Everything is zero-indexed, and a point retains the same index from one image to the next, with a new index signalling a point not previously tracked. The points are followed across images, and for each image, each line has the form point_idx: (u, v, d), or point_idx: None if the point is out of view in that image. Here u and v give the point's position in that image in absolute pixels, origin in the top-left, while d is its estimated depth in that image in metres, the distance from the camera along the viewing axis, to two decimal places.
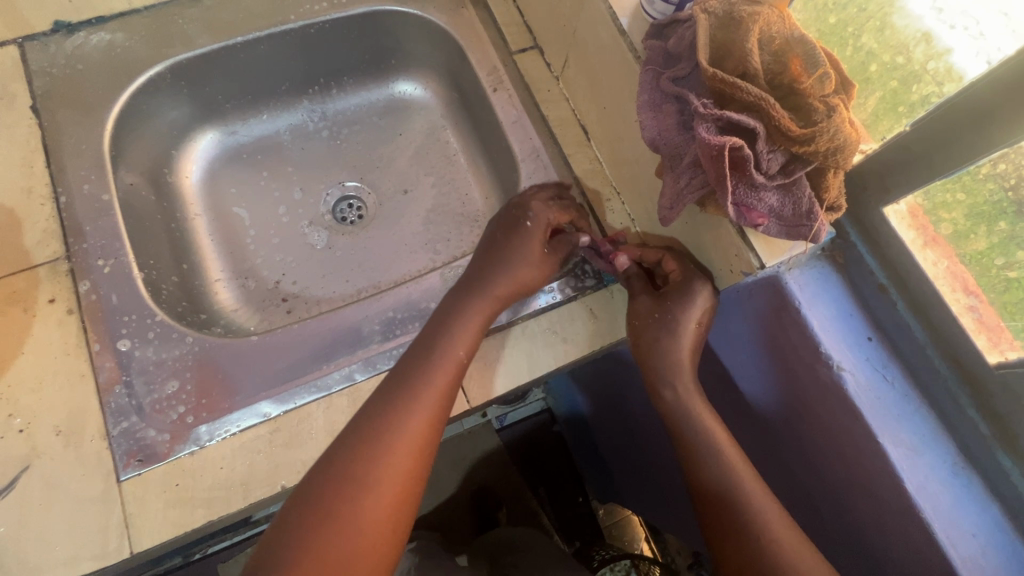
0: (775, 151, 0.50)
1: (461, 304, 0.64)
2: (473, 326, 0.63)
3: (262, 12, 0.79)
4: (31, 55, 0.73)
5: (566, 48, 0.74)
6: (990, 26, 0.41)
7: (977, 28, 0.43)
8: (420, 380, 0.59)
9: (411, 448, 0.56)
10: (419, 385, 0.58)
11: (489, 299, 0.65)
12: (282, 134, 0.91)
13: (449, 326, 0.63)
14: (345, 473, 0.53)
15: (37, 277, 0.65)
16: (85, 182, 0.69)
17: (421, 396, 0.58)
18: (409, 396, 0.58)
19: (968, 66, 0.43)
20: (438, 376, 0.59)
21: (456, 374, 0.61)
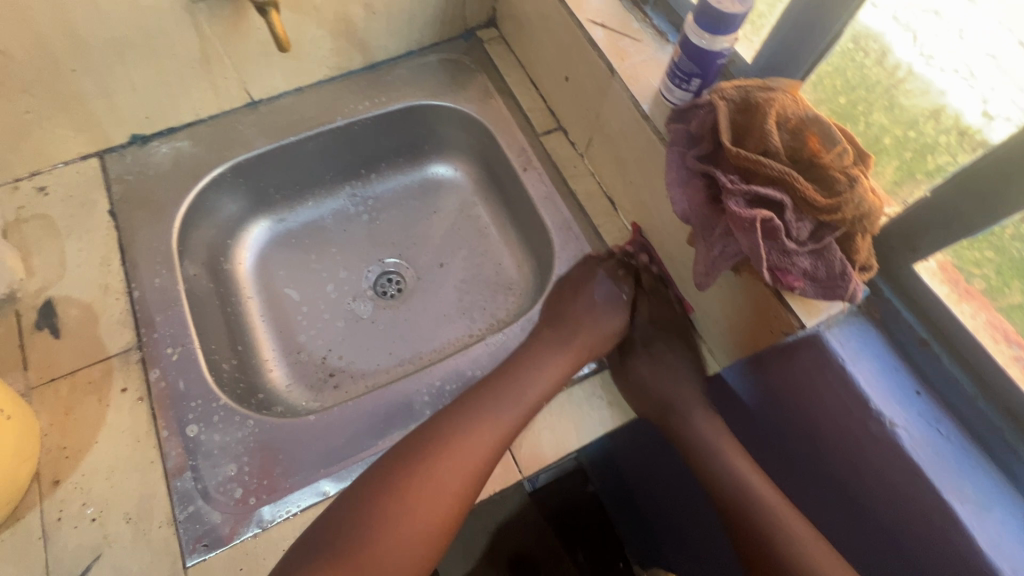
0: (804, 219, 0.53)
1: (542, 357, 0.72)
2: (551, 376, 0.70)
3: (312, 114, 0.88)
4: (111, 164, 0.82)
5: (591, 129, 0.80)
6: (980, 67, 0.48)
7: (966, 70, 0.49)
8: (477, 423, 0.66)
9: (463, 479, 0.64)
10: (476, 426, 0.66)
11: (571, 354, 0.73)
12: (325, 218, 0.97)
13: (532, 367, 0.70)
14: (390, 502, 0.61)
15: (111, 367, 0.69)
16: (157, 277, 0.75)
17: (476, 434, 0.65)
18: (466, 421, 0.66)
19: (964, 105, 0.50)
20: (502, 426, 0.66)
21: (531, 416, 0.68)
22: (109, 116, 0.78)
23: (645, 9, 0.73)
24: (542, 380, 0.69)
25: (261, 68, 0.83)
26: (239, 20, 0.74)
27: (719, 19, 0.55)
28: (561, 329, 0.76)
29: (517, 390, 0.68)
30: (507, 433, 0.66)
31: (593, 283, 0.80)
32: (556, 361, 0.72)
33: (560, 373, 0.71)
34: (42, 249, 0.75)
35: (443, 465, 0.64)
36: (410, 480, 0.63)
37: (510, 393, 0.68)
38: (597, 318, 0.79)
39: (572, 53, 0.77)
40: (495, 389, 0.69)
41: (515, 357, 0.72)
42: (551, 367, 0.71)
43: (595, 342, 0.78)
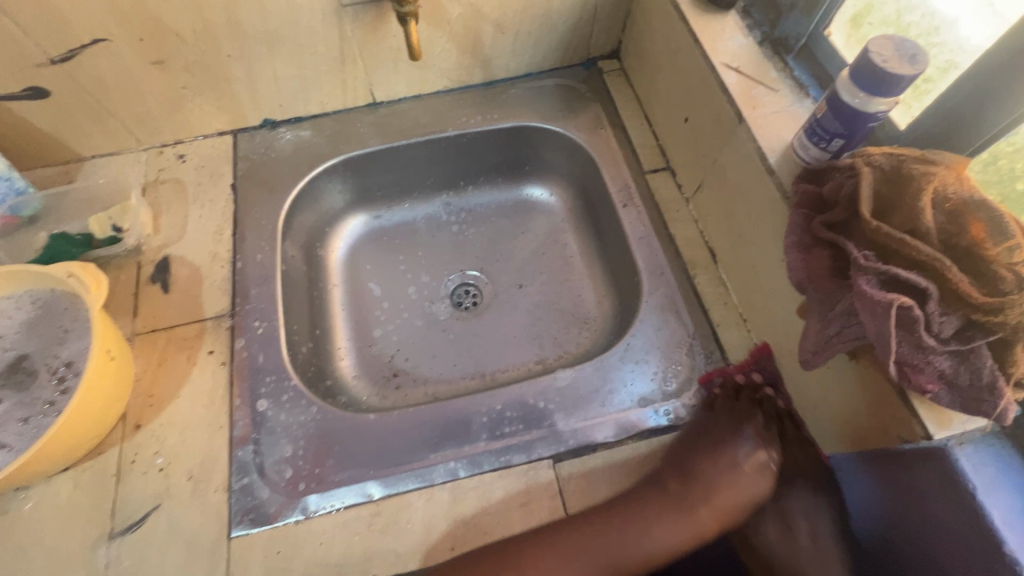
0: (949, 314, 0.46)
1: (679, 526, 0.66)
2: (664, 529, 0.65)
3: (426, 122, 0.91)
4: (241, 143, 0.89)
5: (703, 175, 0.76)
6: None
7: None
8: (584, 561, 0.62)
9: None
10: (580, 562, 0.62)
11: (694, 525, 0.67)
12: (418, 222, 1.00)
13: (653, 531, 0.65)
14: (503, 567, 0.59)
15: (204, 329, 0.74)
16: (259, 252, 0.80)
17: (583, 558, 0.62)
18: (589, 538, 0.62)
19: None
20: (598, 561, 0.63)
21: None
22: (249, 99, 0.84)
23: (786, 59, 0.68)
24: (654, 539, 0.65)
25: (389, 73, 0.87)
26: (378, 27, 0.78)
27: (880, 79, 0.49)
28: (688, 487, 0.67)
29: (621, 553, 0.63)
30: (627, 563, 0.64)
31: (736, 441, 0.69)
32: (677, 526, 0.66)
33: (674, 540, 0.66)
34: (170, 210, 0.82)
35: (554, 561, 0.61)
36: (520, 572, 0.60)
37: (615, 548, 0.63)
38: (732, 475, 0.68)
39: (698, 95, 0.73)
40: (604, 536, 0.62)
41: (638, 509, 0.64)
42: (670, 528, 0.66)
43: (734, 506, 0.68)
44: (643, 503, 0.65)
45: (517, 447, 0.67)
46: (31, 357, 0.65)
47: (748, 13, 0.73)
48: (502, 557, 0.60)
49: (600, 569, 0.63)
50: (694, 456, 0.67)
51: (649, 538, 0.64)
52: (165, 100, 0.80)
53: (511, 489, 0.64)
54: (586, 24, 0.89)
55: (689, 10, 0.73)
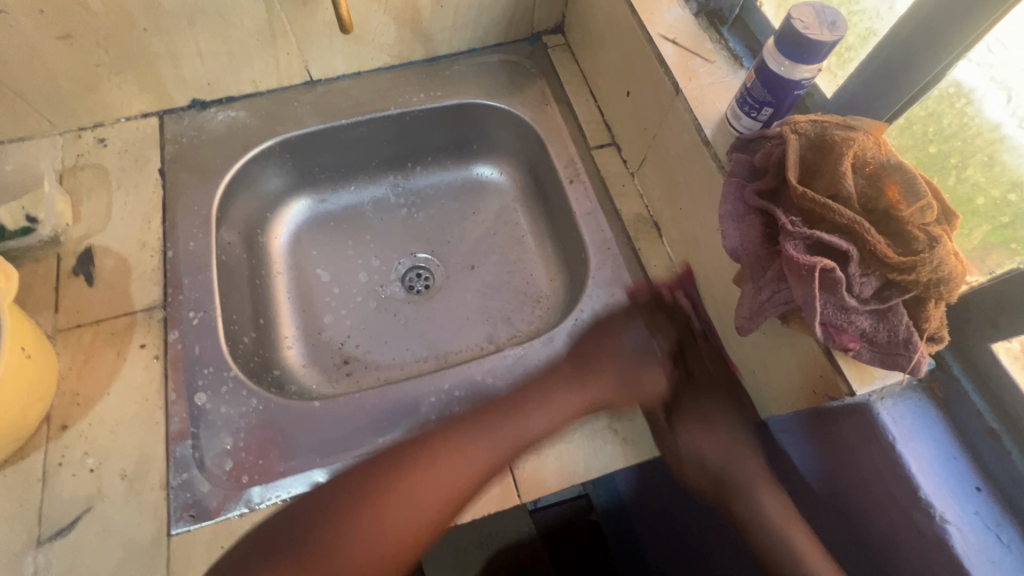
0: (869, 275, 0.48)
1: (561, 389, 0.69)
2: (544, 420, 0.66)
3: (367, 100, 0.88)
4: (168, 125, 0.84)
5: (646, 148, 0.77)
6: None
7: None
8: (456, 453, 0.62)
9: (414, 514, 0.60)
10: (454, 458, 0.62)
11: (597, 391, 0.69)
12: (365, 205, 0.97)
13: (536, 407, 0.67)
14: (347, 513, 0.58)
15: (134, 322, 0.70)
16: (193, 240, 0.76)
17: (455, 473, 0.61)
18: (451, 459, 0.62)
19: None
20: (503, 448, 0.63)
21: (514, 453, 0.63)
22: (173, 78, 0.80)
23: (721, 30, 0.69)
24: (539, 420, 0.65)
25: (324, 48, 0.83)
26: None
27: (803, 47, 0.50)
28: (583, 368, 0.71)
29: (521, 439, 0.64)
30: (491, 464, 0.62)
31: (625, 324, 0.73)
32: (571, 398, 0.68)
33: (555, 423, 0.66)
34: (91, 198, 0.77)
35: (430, 477, 0.61)
36: (432, 465, 0.61)
37: (518, 433, 0.64)
38: (630, 368, 0.72)
39: (638, 68, 0.73)
40: (501, 425, 0.65)
41: (537, 394, 0.68)
42: (561, 404, 0.68)
43: (626, 382, 0.71)
44: (543, 384, 0.70)
45: None
46: None
47: None
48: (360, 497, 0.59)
49: (505, 451, 0.63)
50: (579, 347, 0.73)
51: (542, 411, 0.66)
52: (77, 79, 0.75)
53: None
54: None
55: None
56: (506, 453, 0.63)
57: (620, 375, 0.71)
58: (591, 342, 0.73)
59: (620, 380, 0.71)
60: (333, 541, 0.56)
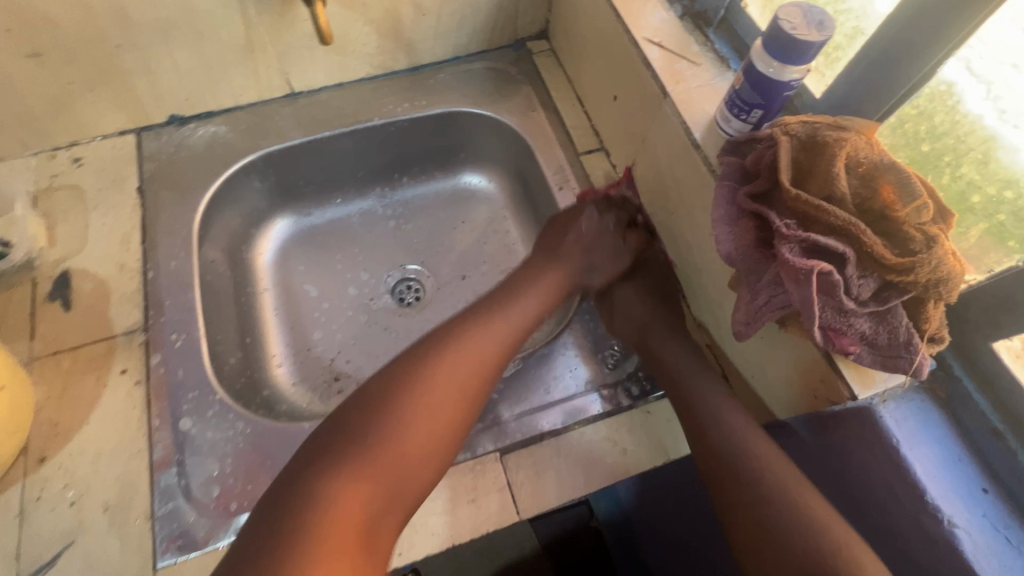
0: (867, 277, 0.47)
1: (538, 271, 0.74)
2: (528, 305, 0.70)
3: (351, 111, 0.87)
4: (146, 142, 0.82)
5: (634, 153, 0.76)
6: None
7: None
8: (460, 343, 0.63)
9: (431, 421, 0.58)
10: (457, 351, 0.62)
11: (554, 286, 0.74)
12: (352, 218, 0.95)
13: (514, 298, 0.70)
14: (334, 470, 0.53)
15: (114, 347, 0.67)
16: (173, 260, 0.73)
17: (446, 364, 0.61)
18: (428, 380, 0.60)
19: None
20: (474, 355, 0.63)
21: (497, 347, 0.64)
22: (150, 94, 0.77)
23: (707, 33, 0.68)
24: (508, 315, 0.68)
25: (305, 60, 0.81)
26: (286, 10, 0.73)
27: (791, 47, 0.49)
28: (544, 279, 0.74)
29: (489, 329, 0.66)
30: (486, 334, 0.65)
31: (580, 214, 0.76)
32: (532, 295, 0.71)
33: (531, 309, 0.70)
34: (67, 219, 0.75)
35: (429, 379, 0.60)
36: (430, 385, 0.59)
37: (479, 328, 0.65)
38: (585, 258, 0.77)
39: (624, 72, 0.72)
40: (470, 327, 0.65)
41: (503, 294, 0.71)
42: (521, 302, 0.70)
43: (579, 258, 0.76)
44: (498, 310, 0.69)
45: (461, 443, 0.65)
46: None
47: None
48: (341, 459, 0.54)
49: (483, 360, 0.63)
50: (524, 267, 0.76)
51: (512, 303, 0.69)
52: (49, 98, 0.72)
53: (457, 483, 0.61)
54: (510, 4, 0.86)
55: None
56: (485, 356, 0.63)
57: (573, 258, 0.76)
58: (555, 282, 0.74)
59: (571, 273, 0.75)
60: (383, 435, 0.56)
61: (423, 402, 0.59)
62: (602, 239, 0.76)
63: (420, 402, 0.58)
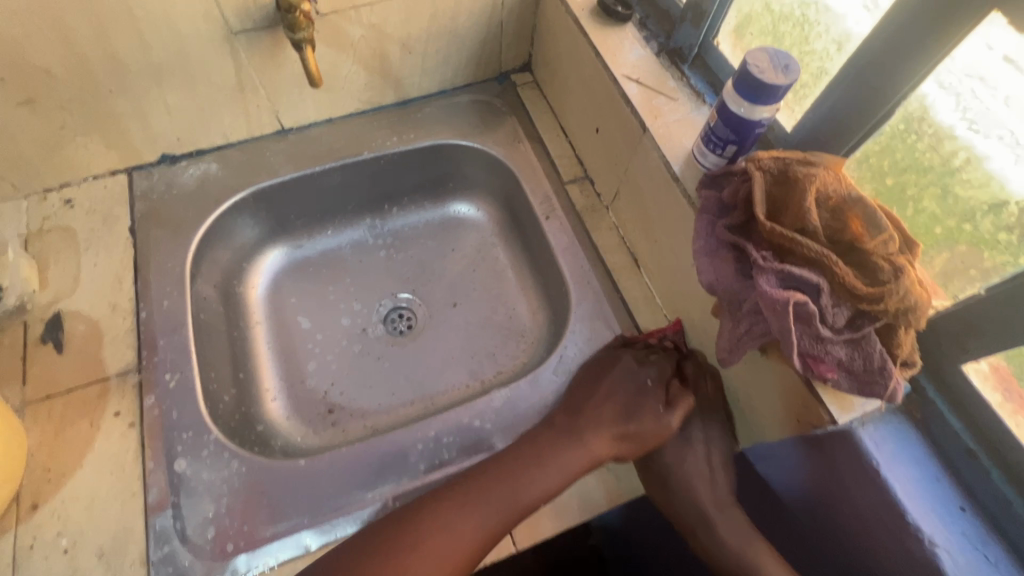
0: (840, 305, 0.50)
1: (563, 447, 0.64)
2: (558, 480, 0.63)
3: (340, 146, 0.88)
4: (137, 181, 0.83)
5: (618, 182, 0.78)
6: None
7: (1012, 138, 0.43)
8: (469, 509, 0.59)
9: (437, 558, 0.58)
10: (467, 513, 0.59)
11: (600, 438, 0.65)
12: (343, 249, 0.96)
13: (544, 466, 0.63)
14: None
15: (107, 389, 0.68)
16: (166, 299, 0.74)
17: (456, 540, 0.58)
18: (454, 513, 0.59)
19: (1009, 172, 0.44)
20: (498, 515, 0.60)
21: (522, 516, 0.61)
22: (142, 135, 0.79)
23: (683, 68, 0.71)
24: (532, 491, 0.61)
25: (294, 99, 0.83)
26: (275, 52, 0.75)
27: (760, 89, 0.51)
28: (574, 418, 0.67)
29: (520, 493, 0.61)
30: (492, 529, 0.59)
31: (615, 364, 0.69)
32: (570, 457, 0.64)
33: (554, 485, 0.62)
34: (59, 261, 0.75)
35: (436, 547, 0.58)
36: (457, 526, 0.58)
37: (514, 490, 0.61)
38: (628, 407, 0.68)
39: (605, 106, 0.75)
40: (510, 476, 0.62)
41: (538, 455, 0.63)
42: (553, 472, 0.62)
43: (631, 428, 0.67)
44: (530, 438, 0.65)
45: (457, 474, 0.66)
46: None
47: (644, 23, 0.75)
48: None
49: (502, 523, 0.60)
50: (570, 412, 0.68)
51: (543, 470, 0.62)
52: (41, 142, 0.73)
53: None
54: (494, 40, 0.88)
55: (589, 23, 0.75)
56: (509, 518, 0.60)
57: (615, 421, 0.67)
58: (590, 378, 0.70)
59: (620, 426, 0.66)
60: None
61: (429, 567, 0.57)
62: (645, 408, 0.68)
63: (416, 551, 0.57)
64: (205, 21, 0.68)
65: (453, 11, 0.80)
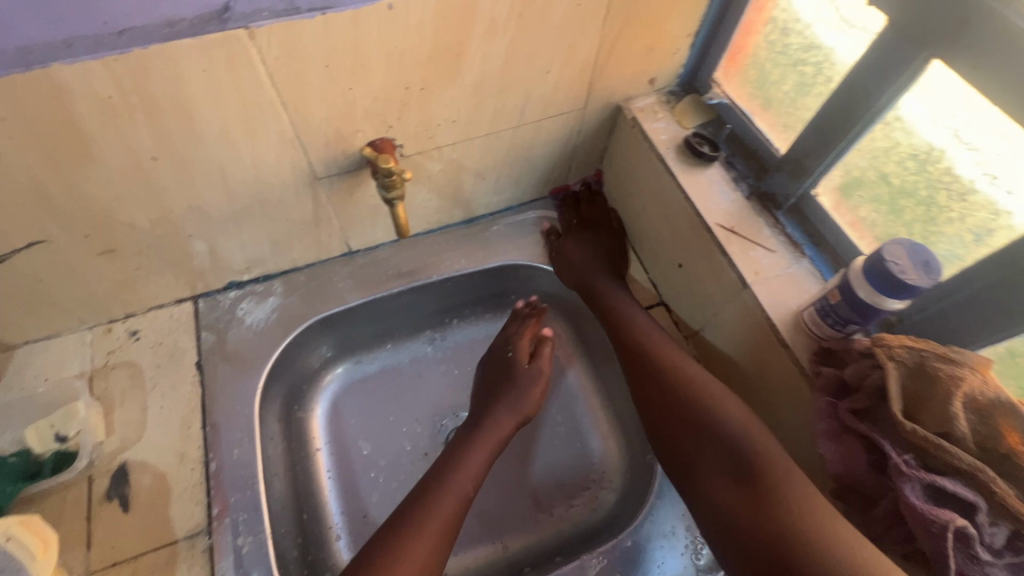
0: (999, 525, 0.46)
1: (503, 394, 0.79)
2: (479, 461, 0.72)
3: (408, 267, 0.87)
4: (203, 310, 0.81)
5: (703, 319, 0.76)
6: None
7: None
8: (465, 457, 0.71)
9: (447, 512, 0.65)
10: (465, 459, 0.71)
11: (506, 415, 0.77)
12: (403, 363, 0.93)
13: (495, 413, 0.77)
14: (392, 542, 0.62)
15: (175, 555, 0.64)
16: (237, 446, 0.71)
17: (455, 489, 0.68)
18: (453, 470, 0.70)
19: None
20: (483, 459, 0.72)
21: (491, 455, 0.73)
22: (213, 268, 0.77)
23: (777, 215, 0.69)
24: (461, 482, 0.69)
25: (366, 226, 0.81)
26: (356, 190, 0.73)
27: (896, 285, 0.49)
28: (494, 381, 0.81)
29: (495, 446, 0.74)
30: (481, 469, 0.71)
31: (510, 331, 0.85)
32: (508, 415, 0.77)
33: (505, 430, 0.76)
34: (125, 402, 0.73)
35: (446, 492, 0.67)
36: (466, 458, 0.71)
37: (486, 441, 0.74)
38: (509, 371, 0.81)
39: (691, 245, 0.73)
40: (481, 436, 0.75)
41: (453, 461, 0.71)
42: (469, 465, 0.71)
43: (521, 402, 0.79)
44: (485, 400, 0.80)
45: None
46: None
47: (731, 163, 0.74)
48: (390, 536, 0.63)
49: (486, 462, 0.72)
50: (472, 418, 0.78)
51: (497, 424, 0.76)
52: (114, 283, 0.71)
53: None
54: (566, 161, 0.87)
55: (674, 162, 0.74)
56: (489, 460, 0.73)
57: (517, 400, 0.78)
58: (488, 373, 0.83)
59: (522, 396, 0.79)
60: (419, 519, 0.64)
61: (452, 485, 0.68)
62: (519, 370, 0.81)
63: (427, 514, 0.65)
64: (292, 171, 0.66)
65: (530, 142, 0.79)
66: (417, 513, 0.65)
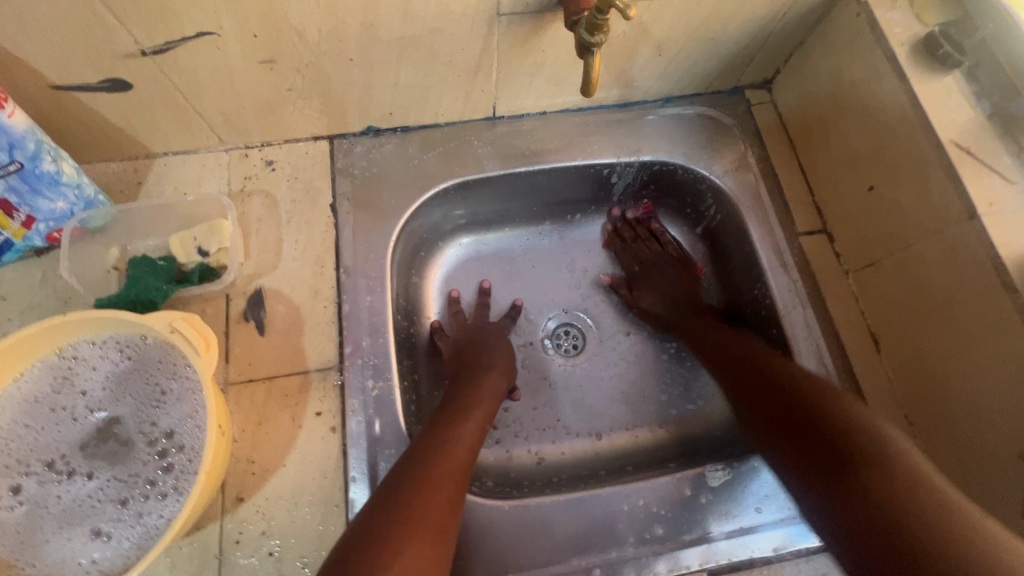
0: None
1: (495, 349, 0.77)
2: (491, 401, 0.68)
3: (552, 146, 0.79)
4: (338, 152, 0.76)
5: (882, 253, 0.68)
6: None
7: None
8: (473, 398, 0.67)
9: (464, 443, 0.60)
10: (474, 398, 0.67)
11: (502, 363, 0.75)
12: (518, 248, 0.89)
13: (489, 360, 0.74)
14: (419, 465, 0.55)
15: (309, 384, 0.64)
16: (369, 294, 0.69)
17: (469, 421, 0.63)
18: (462, 405, 0.66)
19: None
20: (490, 399, 0.69)
21: (497, 399, 0.70)
22: (358, 105, 0.71)
23: (1023, 143, 0.59)
24: (475, 420, 0.64)
25: (521, 88, 0.74)
26: (530, 38, 0.65)
27: None
28: (476, 346, 0.76)
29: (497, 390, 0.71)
30: (490, 408, 0.67)
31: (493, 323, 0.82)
32: (501, 366, 0.74)
33: (503, 381, 0.73)
34: (260, 229, 0.71)
35: (464, 425, 0.62)
36: (474, 397, 0.67)
37: (484, 382, 0.70)
38: (487, 333, 0.79)
39: (899, 164, 0.64)
40: (482, 379, 0.71)
41: (462, 404, 0.66)
42: (483, 404, 0.67)
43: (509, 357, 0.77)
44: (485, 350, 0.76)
45: (666, 555, 0.61)
46: (123, 422, 0.55)
47: (975, 75, 0.62)
48: (425, 462, 0.56)
49: (494, 404, 0.68)
50: (461, 373, 0.72)
51: (493, 369, 0.73)
52: (264, 102, 0.67)
53: None
54: (752, 51, 0.75)
55: (907, 64, 0.62)
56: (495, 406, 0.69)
57: (506, 355, 0.77)
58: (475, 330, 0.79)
59: (507, 352, 0.77)
60: (439, 447, 0.58)
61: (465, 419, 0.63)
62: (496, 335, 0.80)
63: (445, 443, 0.59)
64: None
65: (728, 16, 0.68)
66: (440, 446, 0.58)
